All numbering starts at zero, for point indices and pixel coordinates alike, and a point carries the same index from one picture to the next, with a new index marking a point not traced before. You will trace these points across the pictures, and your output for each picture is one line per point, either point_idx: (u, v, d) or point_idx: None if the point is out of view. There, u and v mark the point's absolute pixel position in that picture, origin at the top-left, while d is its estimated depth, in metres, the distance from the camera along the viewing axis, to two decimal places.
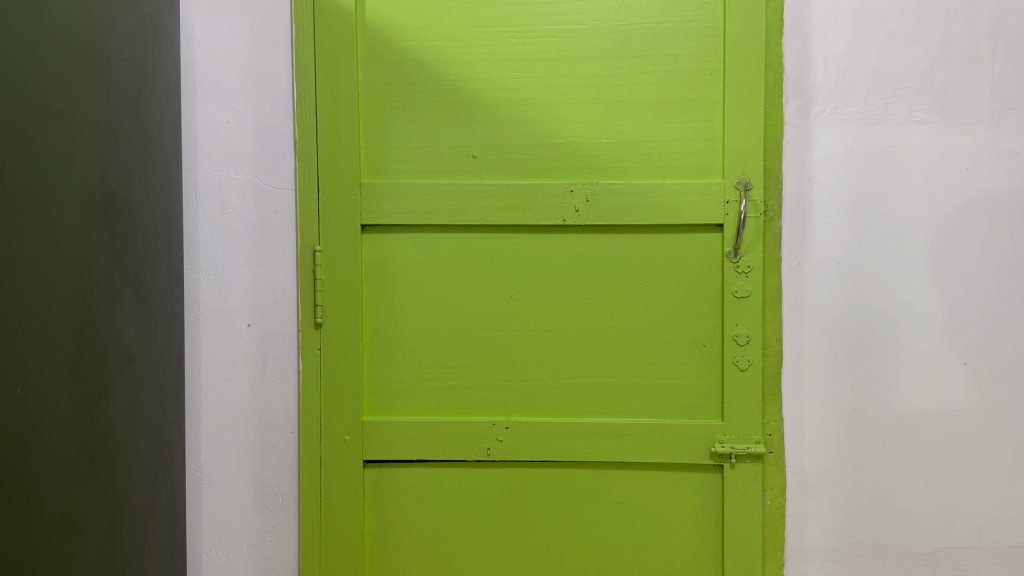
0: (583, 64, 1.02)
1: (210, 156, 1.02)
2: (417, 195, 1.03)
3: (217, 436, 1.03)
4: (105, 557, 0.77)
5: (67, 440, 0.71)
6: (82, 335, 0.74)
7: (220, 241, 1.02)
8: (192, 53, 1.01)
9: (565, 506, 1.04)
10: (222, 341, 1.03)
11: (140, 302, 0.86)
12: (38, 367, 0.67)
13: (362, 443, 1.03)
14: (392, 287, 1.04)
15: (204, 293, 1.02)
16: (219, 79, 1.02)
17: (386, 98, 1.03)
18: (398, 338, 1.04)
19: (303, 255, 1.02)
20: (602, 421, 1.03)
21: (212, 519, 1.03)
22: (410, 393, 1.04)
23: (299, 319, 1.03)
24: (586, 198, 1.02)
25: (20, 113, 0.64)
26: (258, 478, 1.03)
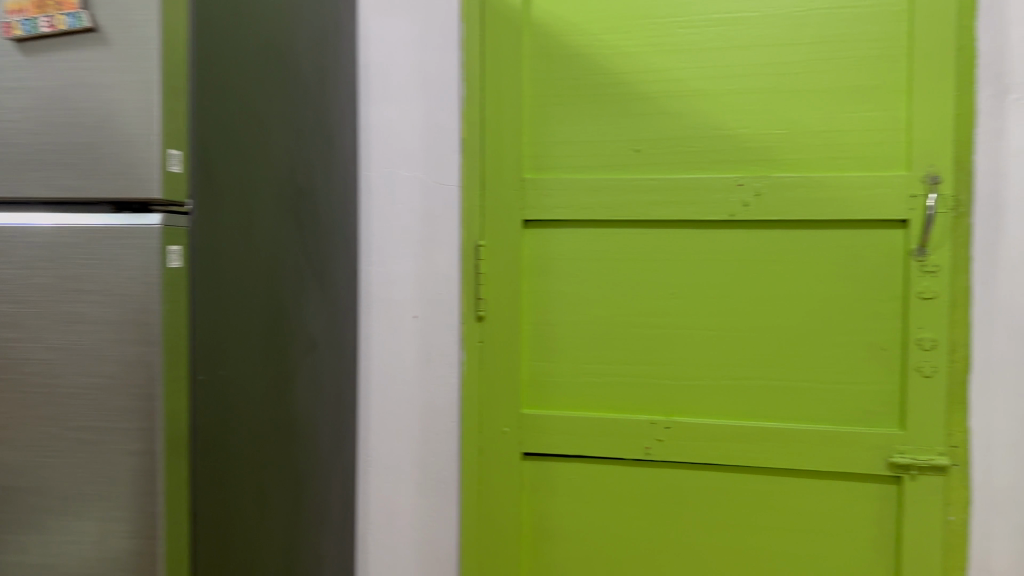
0: (756, 52, 0.98)
1: (383, 154, 1.06)
2: (580, 190, 1.02)
3: (385, 423, 1.07)
4: (291, 531, 0.82)
5: (261, 418, 0.76)
6: (274, 322, 0.78)
7: (390, 235, 1.06)
8: (368, 55, 1.05)
9: (726, 511, 1.01)
10: (391, 331, 1.06)
11: (322, 293, 0.91)
12: (238, 352, 0.72)
13: (521, 435, 1.04)
14: (552, 281, 1.04)
15: (375, 285, 1.06)
16: (392, 79, 1.05)
17: (551, 93, 1.03)
18: (557, 334, 1.04)
19: (467, 248, 1.04)
20: (769, 425, 0.99)
21: (379, 502, 1.07)
22: (568, 388, 1.04)
23: (461, 311, 1.05)
24: (756, 192, 0.98)
25: (224, 113, 0.68)
26: (422, 464, 1.06)
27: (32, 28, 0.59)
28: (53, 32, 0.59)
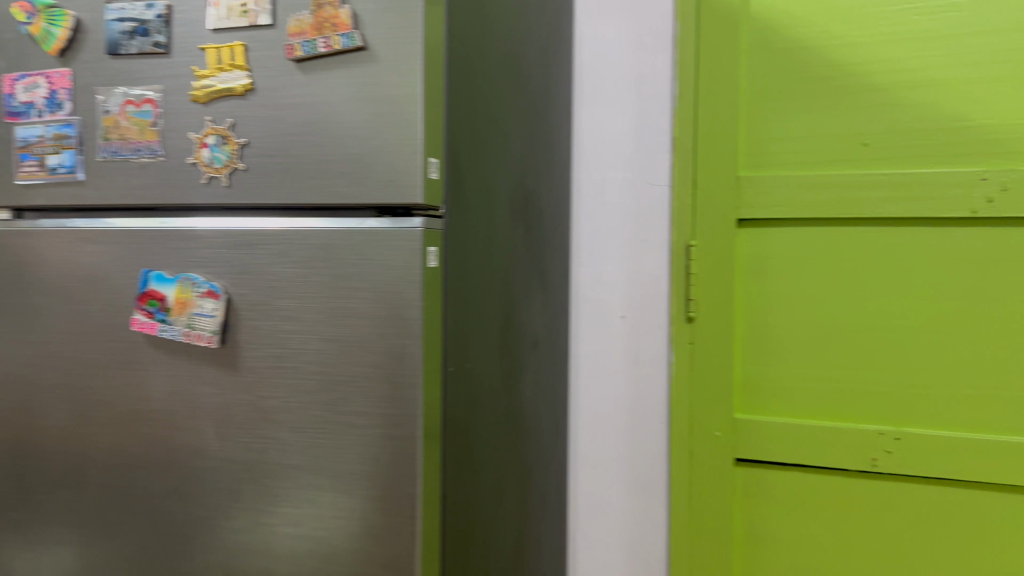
0: (1002, 37, 0.91)
1: (594, 156, 1.08)
2: (800, 188, 0.99)
3: (593, 420, 1.09)
4: (521, 519, 0.86)
5: (497, 411, 0.80)
6: (506, 319, 0.82)
7: (601, 235, 1.08)
8: (582, 59, 1.08)
9: (962, 529, 0.95)
10: (600, 331, 1.08)
11: (544, 293, 0.94)
12: (479, 347, 0.75)
13: (734, 440, 1.02)
14: (768, 282, 1.01)
15: (584, 285, 1.09)
16: (604, 82, 1.07)
17: (769, 88, 1.00)
18: (773, 337, 1.01)
19: (677, 248, 1.03)
20: (1014, 440, 0.92)
21: (586, 498, 1.10)
22: (785, 393, 1.01)
23: (671, 311, 1.04)
24: (1003, 186, 0.91)
25: (472, 123, 0.73)
26: (631, 463, 1.08)
27: (312, 49, 0.65)
28: (330, 52, 0.65)
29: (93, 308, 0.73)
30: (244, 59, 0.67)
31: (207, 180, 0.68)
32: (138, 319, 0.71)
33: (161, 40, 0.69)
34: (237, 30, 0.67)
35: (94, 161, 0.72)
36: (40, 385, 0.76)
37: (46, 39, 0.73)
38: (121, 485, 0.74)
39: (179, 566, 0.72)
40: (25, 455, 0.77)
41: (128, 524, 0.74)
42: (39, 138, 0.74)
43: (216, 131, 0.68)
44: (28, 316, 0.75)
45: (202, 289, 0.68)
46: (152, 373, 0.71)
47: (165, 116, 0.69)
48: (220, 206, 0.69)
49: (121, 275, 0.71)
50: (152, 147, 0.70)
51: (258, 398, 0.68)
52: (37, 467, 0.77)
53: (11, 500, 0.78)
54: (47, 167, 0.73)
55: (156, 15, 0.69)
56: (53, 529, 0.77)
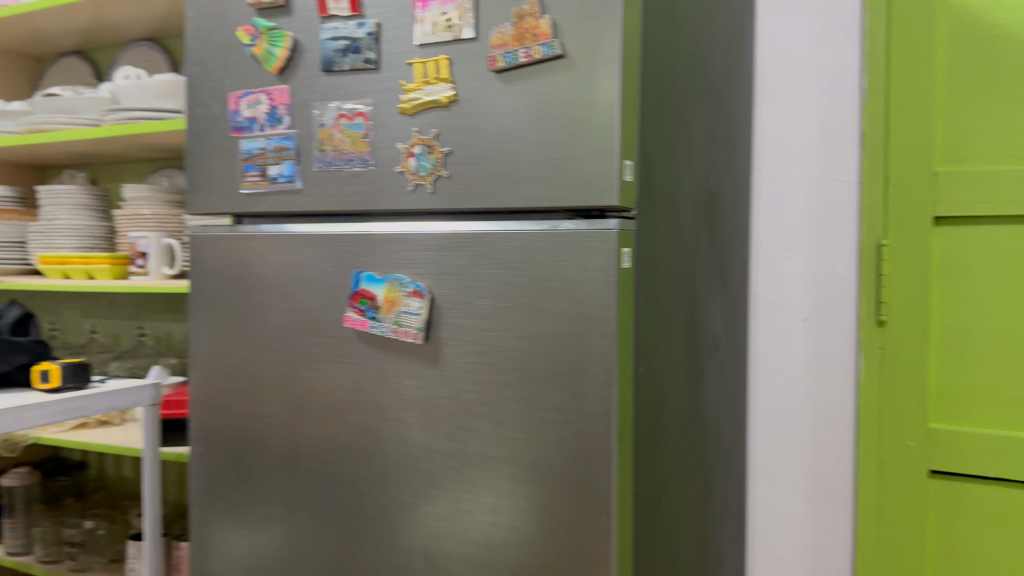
0: None
1: (774, 153, 1.05)
2: (1004, 186, 0.94)
3: (773, 425, 1.06)
4: (704, 522, 0.86)
5: (683, 412, 0.80)
6: (692, 321, 0.82)
7: (781, 235, 1.05)
8: (762, 54, 1.05)
9: None
10: (780, 334, 1.05)
11: (725, 293, 0.93)
12: (666, 347, 0.76)
13: (928, 449, 0.99)
14: (966, 284, 0.97)
15: (762, 285, 1.06)
16: (785, 76, 1.04)
17: (968, 80, 0.96)
18: (971, 341, 0.97)
19: (868, 247, 0.99)
20: None
21: (766, 506, 1.07)
22: (984, 400, 0.97)
23: (860, 314, 1.00)
24: None
25: (660, 124, 0.73)
26: (813, 471, 1.04)
27: (513, 59, 0.68)
28: (530, 61, 0.67)
29: (308, 305, 0.79)
30: (448, 72, 0.70)
31: (413, 187, 0.73)
32: (351, 317, 0.76)
33: (371, 56, 0.73)
34: (442, 44, 0.70)
35: (311, 171, 0.78)
36: (258, 376, 0.82)
37: (267, 58, 0.78)
38: (328, 471, 0.79)
39: (383, 549, 0.76)
40: (244, 441, 0.84)
41: (337, 507, 0.78)
42: (262, 151, 0.80)
43: (421, 141, 0.72)
44: (250, 313, 0.82)
45: (409, 289, 0.73)
46: (361, 366, 0.76)
47: (375, 128, 0.74)
48: (426, 211, 0.73)
49: (334, 275, 0.77)
50: (364, 157, 0.75)
51: (459, 391, 0.72)
52: (255, 452, 0.83)
53: (231, 481, 0.85)
54: (269, 177, 0.80)
55: (367, 33, 0.73)
56: (267, 509, 0.82)
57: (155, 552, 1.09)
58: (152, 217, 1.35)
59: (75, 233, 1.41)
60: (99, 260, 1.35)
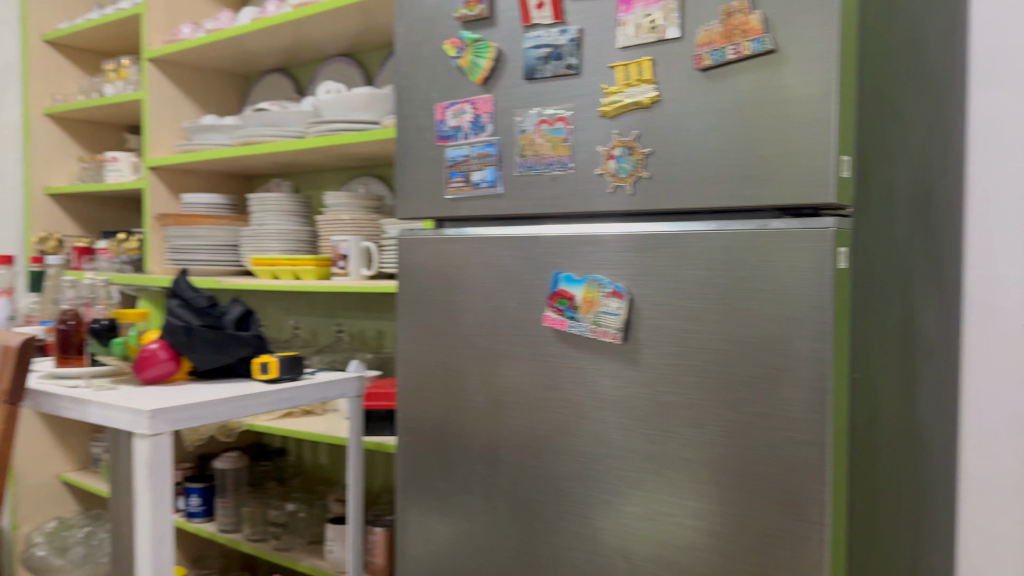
0: None
1: (991, 147, 0.97)
2: None
3: (986, 439, 0.98)
4: (915, 541, 0.81)
5: (896, 421, 0.76)
6: (906, 326, 0.78)
7: (998, 234, 0.97)
8: (976, 41, 0.98)
9: None
10: (996, 341, 0.97)
11: (939, 297, 0.87)
12: (880, 352, 0.72)
13: None
14: None
15: (975, 288, 0.98)
16: (1004, 63, 0.96)
17: None
18: None
19: None
20: None
21: (977, 527, 0.99)
22: None
23: None
24: None
25: (876, 118, 0.70)
26: None
27: (721, 57, 0.67)
28: (738, 58, 0.66)
29: (508, 305, 0.82)
30: (651, 73, 0.70)
31: (613, 189, 0.74)
32: (549, 316, 0.78)
33: (573, 61, 0.75)
34: (646, 46, 0.71)
35: (512, 175, 0.80)
36: (461, 371, 0.86)
37: (472, 69, 0.82)
38: (528, 466, 0.81)
39: (582, 545, 0.77)
40: (448, 432, 0.88)
41: (536, 501, 0.80)
42: (465, 157, 0.83)
43: (622, 143, 0.72)
44: (453, 312, 0.86)
45: (608, 290, 0.74)
46: (559, 365, 0.78)
47: (575, 132, 0.75)
48: (625, 212, 0.74)
49: (533, 276, 0.79)
50: (563, 161, 0.76)
51: (658, 393, 0.72)
52: (458, 444, 0.87)
53: (435, 470, 0.89)
54: (472, 182, 0.83)
55: (570, 39, 0.75)
56: (468, 499, 0.86)
57: (356, 536, 1.16)
58: (350, 221, 1.44)
59: (281, 237, 1.54)
60: (306, 261, 1.46)
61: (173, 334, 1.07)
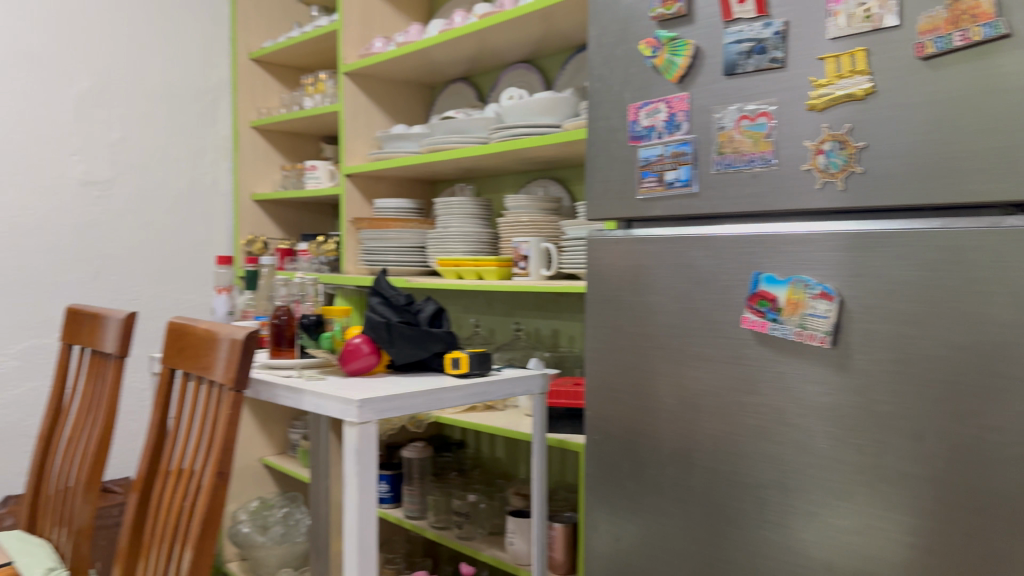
0: None
1: None
2: None
3: None
4: None
5: None
6: None
7: None
8: None
9: None
10: None
11: None
12: None
13: None
14: None
15: None
16: None
17: None
18: None
19: None
20: None
21: None
22: None
23: None
24: None
25: None
26: None
27: (947, 43, 0.62)
28: (967, 44, 0.62)
29: (703, 306, 0.80)
30: (865, 64, 0.67)
31: (821, 185, 0.71)
32: (749, 318, 0.76)
33: (778, 55, 0.73)
34: (859, 36, 0.68)
35: (709, 174, 0.79)
36: (653, 373, 0.86)
37: (669, 68, 0.81)
38: (724, 471, 0.79)
39: (783, 555, 0.75)
40: (639, 433, 0.88)
41: (732, 507, 0.79)
42: (659, 157, 0.83)
43: (833, 137, 0.70)
44: (645, 313, 0.86)
45: (816, 291, 0.71)
46: (759, 368, 0.76)
47: (779, 127, 0.73)
48: (834, 210, 0.71)
49: (730, 276, 0.78)
50: (766, 157, 0.74)
51: (870, 400, 0.68)
52: (650, 445, 0.86)
53: (625, 470, 0.89)
54: (666, 181, 0.83)
55: (774, 33, 0.73)
56: (660, 501, 0.85)
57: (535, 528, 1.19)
58: (529, 223, 1.46)
59: (466, 239, 1.59)
60: (489, 262, 1.50)
61: (375, 329, 1.15)
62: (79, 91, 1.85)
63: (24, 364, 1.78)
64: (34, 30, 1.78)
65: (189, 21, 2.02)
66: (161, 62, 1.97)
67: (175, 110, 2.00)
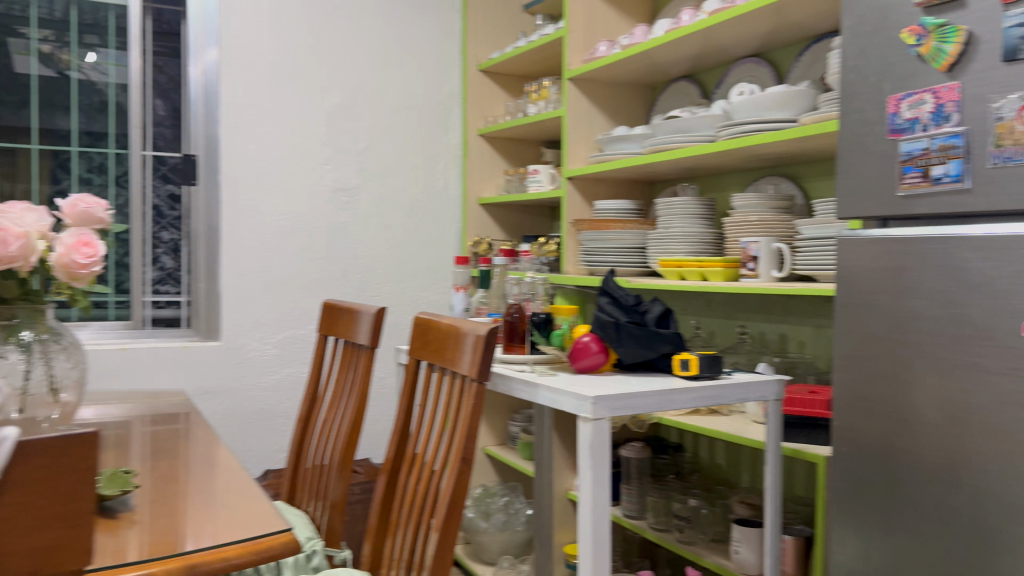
0: None
1: None
2: None
3: None
4: None
5: None
6: None
7: None
8: None
9: None
10: None
11: None
12: None
13: None
14: None
15: None
16: None
17: None
18: None
19: None
20: None
21: None
22: None
23: None
24: None
25: None
26: None
27: None
28: None
29: (973, 312, 0.74)
30: None
31: None
32: None
33: None
34: None
35: (984, 168, 0.73)
36: (912, 383, 0.81)
37: (936, 56, 0.76)
38: (998, 494, 0.73)
39: None
40: (894, 447, 0.83)
41: (1007, 533, 0.72)
42: (924, 151, 0.78)
43: None
44: (903, 318, 0.81)
45: None
46: None
47: None
48: None
49: (1009, 280, 0.71)
50: None
51: None
52: (907, 461, 0.81)
53: (878, 486, 0.85)
54: (931, 177, 0.77)
55: None
56: (918, 521, 0.80)
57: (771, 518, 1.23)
58: (760, 223, 1.42)
59: (687, 239, 1.55)
60: (714, 263, 1.46)
61: (604, 328, 1.18)
62: (332, 106, 2.05)
63: (283, 351, 2.00)
64: (296, 55, 2.00)
65: (425, 38, 2.16)
66: (399, 77, 2.13)
67: (411, 120, 2.15)
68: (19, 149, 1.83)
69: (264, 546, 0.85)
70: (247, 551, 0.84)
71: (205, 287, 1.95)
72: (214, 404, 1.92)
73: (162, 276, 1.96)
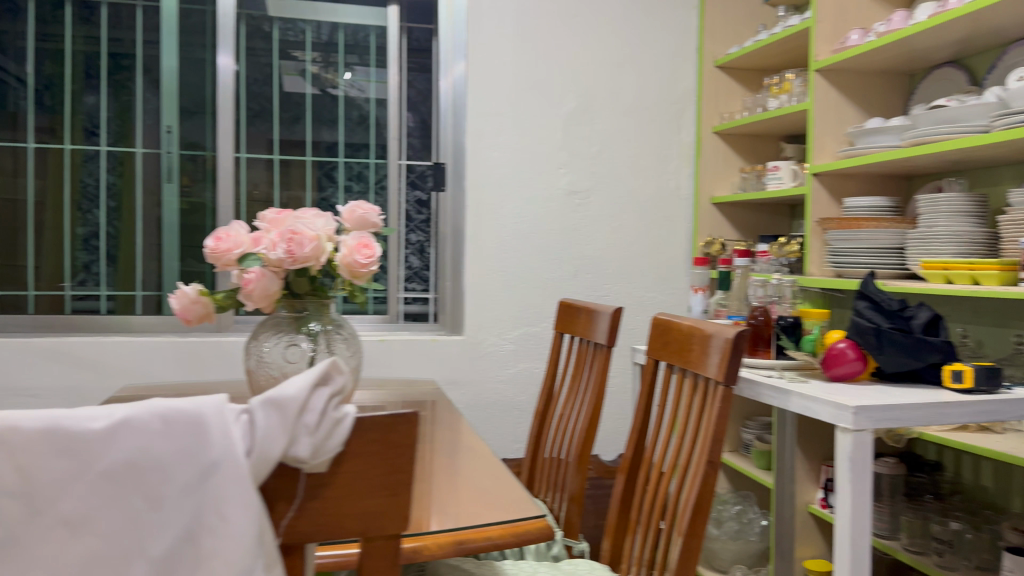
0: None
1: None
2: None
3: None
4: None
5: None
6: None
7: None
8: None
9: None
10: None
11: None
12: None
13: None
14: None
15: None
16: None
17: None
18: None
19: None
20: None
21: None
22: None
23: None
24: None
25: None
26: None
27: None
28: None
29: None
30: None
31: None
32: None
33: None
34: None
35: None
36: None
37: None
38: None
39: None
40: None
41: None
42: None
43: None
44: None
45: None
46: None
47: None
48: None
49: None
50: None
51: None
52: None
53: None
54: None
55: None
56: None
57: None
58: None
59: (956, 239, 1.42)
60: (987, 265, 1.33)
61: (863, 334, 1.13)
62: (569, 111, 2.11)
63: (519, 347, 2.09)
64: (536, 63, 2.09)
65: (659, 37, 2.16)
66: (633, 78, 2.15)
67: (645, 120, 2.16)
68: (295, 161, 2.07)
69: (522, 529, 0.91)
70: (507, 533, 0.89)
71: (451, 285, 2.09)
72: (457, 394, 2.05)
73: (410, 274, 2.14)
